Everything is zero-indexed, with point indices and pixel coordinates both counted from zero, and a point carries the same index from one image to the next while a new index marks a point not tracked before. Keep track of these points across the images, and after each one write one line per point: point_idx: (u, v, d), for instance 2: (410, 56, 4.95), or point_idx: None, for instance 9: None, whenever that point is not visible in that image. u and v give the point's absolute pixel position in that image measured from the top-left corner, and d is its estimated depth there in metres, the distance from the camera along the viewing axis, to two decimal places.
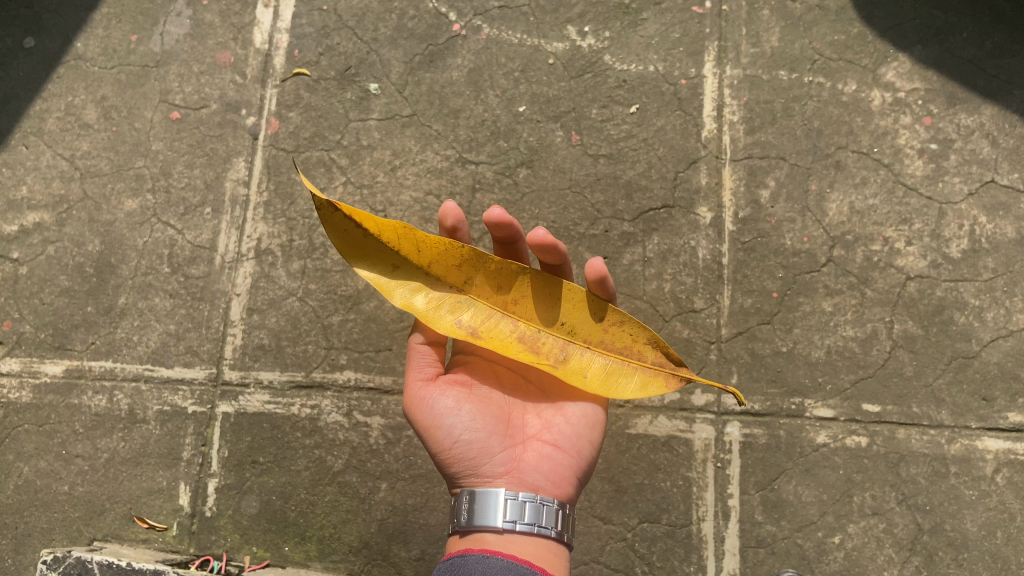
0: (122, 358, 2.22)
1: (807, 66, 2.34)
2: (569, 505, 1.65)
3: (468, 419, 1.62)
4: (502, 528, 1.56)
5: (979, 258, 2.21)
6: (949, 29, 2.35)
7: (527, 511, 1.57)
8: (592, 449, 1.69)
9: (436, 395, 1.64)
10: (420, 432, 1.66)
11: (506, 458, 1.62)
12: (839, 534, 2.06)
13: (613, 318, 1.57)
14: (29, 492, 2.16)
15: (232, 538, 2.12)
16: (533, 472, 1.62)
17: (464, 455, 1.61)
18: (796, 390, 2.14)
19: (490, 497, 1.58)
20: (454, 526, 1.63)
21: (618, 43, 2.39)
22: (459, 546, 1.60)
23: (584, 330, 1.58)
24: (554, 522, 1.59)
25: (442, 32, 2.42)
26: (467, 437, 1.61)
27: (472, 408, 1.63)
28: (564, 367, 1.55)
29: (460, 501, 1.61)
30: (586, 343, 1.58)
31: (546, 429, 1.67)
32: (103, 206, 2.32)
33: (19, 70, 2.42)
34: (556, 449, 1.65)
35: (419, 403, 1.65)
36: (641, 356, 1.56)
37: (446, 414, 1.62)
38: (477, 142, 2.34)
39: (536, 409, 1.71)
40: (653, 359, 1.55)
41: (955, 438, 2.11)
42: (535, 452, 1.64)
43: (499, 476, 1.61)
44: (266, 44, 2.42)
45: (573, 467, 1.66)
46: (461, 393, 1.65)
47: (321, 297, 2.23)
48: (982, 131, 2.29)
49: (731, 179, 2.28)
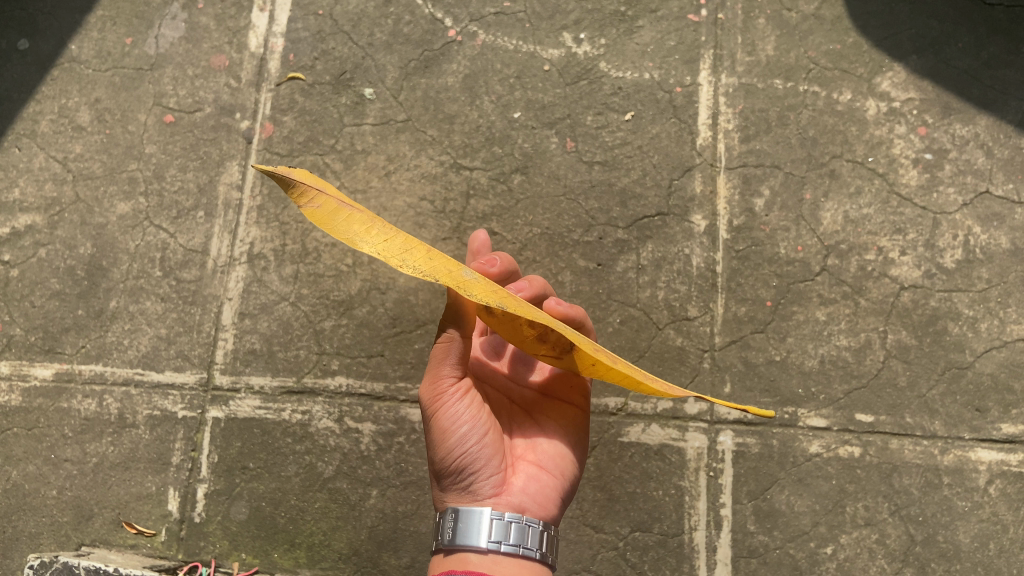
0: (113, 362, 2.20)
1: (802, 75, 2.34)
2: (553, 527, 1.64)
3: (484, 432, 1.62)
4: (485, 549, 1.54)
5: (973, 269, 2.20)
6: (945, 39, 2.35)
7: (512, 532, 1.56)
8: (577, 473, 1.71)
9: (458, 400, 1.62)
10: (431, 431, 1.64)
11: (500, 479, 1.62)
12: (831, 544, 2.05)
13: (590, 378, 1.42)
14: (16, 496, 2.14)
15: (221, 544, 2.10)
16: (521, 493, 1.61)
17: (467, 467, 1.60)
18: (789, 400, 2.13)
19: (476, 517, 1.57)
20: (437, 544, 1.62)
21: (613, 50, 2.38)
22: (442, 564, 1.59)
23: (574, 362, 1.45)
24: (539, 544, 1.58)
25: (437, 37, 2.42)
26: (475, 450, 1.60)
27: (487, 421, 1.64)
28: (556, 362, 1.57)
29: (445, 519, 1.61)
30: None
31: (535, 450, 1.69)
32: (95, 209, 2.31)
33: (13, 72, 2.42)
34: (541, 470, 1.66)
35: (441, 404, 1.62)
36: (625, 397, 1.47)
37: (465, 421, 1.61)
38: (471, 147, 2.34)
39: (526, 428, 1.72)
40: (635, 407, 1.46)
41: (948, 449, 2.10)
42: (523, 474, 1.64)
43: (490, 495, 1.60)
44: (260, 48, 2.41)
45: (560, 488, 1.67)
46: (480, 402, 1.65)
47: (313, 301, 2.23)
48: (977, 142, 2.29)
49: (726, 187, 2.28)
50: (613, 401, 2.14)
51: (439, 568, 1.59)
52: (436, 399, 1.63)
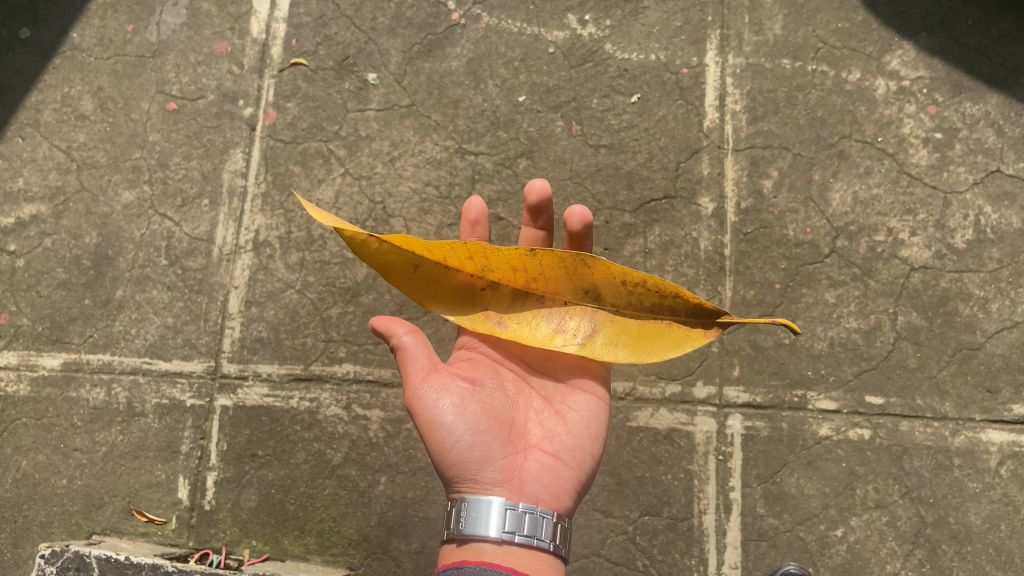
0: (121, 351, 2.20)
1: (810, 54, 2.31)
2: (566, 519, 1.65)
3: (472, 420, 1.60)
4: (499, 540, 1.56)
5: (984, 249, 2.18)
6: (955, 17, 2.31)
7: (525, 523, 1.57)
8: (590, 460, 1.69)
9: (440, 391, 1.61)
10: (422, 429, 1.64)
11: (504, 466, 1.61)
12: (841, 527, 2.05)
13: (634, 280, 1.42)
14: (27, 485, 2.15)
15: (231, 531, 2.11)
16: (533, 483, 1.62)
17: (465, 457, 1.60)
18: (798, 382, 2.12)
19: (490, 507, 1.58)
20: (449, 535, 1.63)
21: (619, 31, 2.36)
22: (455, 554, 1.61)
23: (606, 297, 1.48)
24: (552, 535, 1.60)
25: (441, 21, 2.39)
26: (470, 439, 1.59)
27: (475, 408, 1.61)
28: (590, 342, 1.49)
29: (456, 509, 1.61)
30: (613, 308, 1.48)
31: (548, 438, 1.67)
32: (100, 198, 2.30)
33: (15, 61, 2.40)
34: (557, 461, 1.65)
35: (422, 399, 1.61)
36: (674, 312, 1.42)
37: (449, 412, 1.60)
38: (476, 132, 2.32)
39: (538, 417, 1.70)
40: (688, 312, 1.42)
41: (959, 430, 2.09)
42: (536, 462, 1.64)
43: (497, 483, 1.60)
44: (263, 34, 2.39)
45: (573, 480, 1.66)
46: (464, 391, 1.63)
47: (320, 289, 2.22)
48: (988, 120, 2.26)
49: (734, 169, 2.26)
50: (621, 386, 2.13)
51: (452, 557, 1.60)
52: (416, 394, 1.63)
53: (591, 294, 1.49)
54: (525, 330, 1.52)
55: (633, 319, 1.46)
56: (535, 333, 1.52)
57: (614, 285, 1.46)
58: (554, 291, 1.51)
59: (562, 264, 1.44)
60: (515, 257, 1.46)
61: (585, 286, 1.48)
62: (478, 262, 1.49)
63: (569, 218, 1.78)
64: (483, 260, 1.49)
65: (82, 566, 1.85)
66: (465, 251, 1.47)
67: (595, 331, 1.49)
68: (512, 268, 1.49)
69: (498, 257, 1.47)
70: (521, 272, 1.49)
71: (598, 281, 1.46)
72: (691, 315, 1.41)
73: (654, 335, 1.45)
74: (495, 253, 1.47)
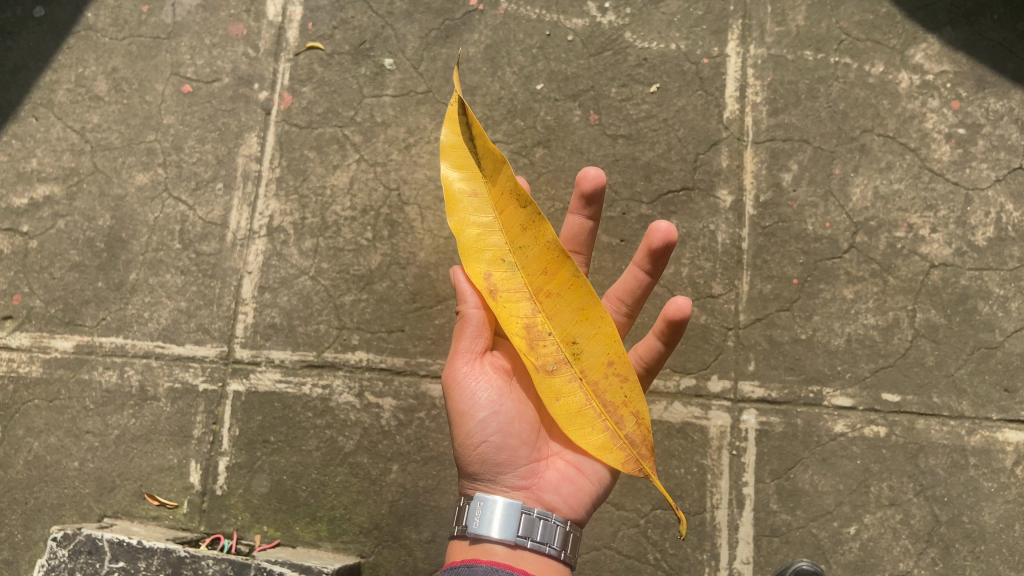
0: (134, 335, 2.20)
1: (833, 46, 2.28)
2: (578, 529, 1.65)
3: (505, 421, 1.60)
4: (511, 543, 1.56)
5: (1005, 247, 2.16)
6: (980, 10, 2.27)
7: (538, 528, 1.57)
8: (609, 476, 1.68)
9: (480, 382, 1.61)
10: (452, 413, 1.64)
11: (526, 472, 1.62)
12: (854, 524, 2.04)
13: (620, 369, 1.51)
14: (39, 467, 2.14)
15: (243, 516, 2.11)
16: (552, 493, 1.62)
17: (490, 458, 1.60)
18: (814, 378, 2.11)
19: (505, 510, 1.56)
20: (460, 531, 1.62)
21: (639, 20, 2.32)
22: (465, 553, 1.59)
23: (587, 361, 1.51)
24: (563, 543, 1.60)
25: (458, 6, 2.36)
26: (497, 440, 1.60)
27: (509, 408, 1.61)
28: (544, 376, 1.51)
29: (470, 507, 1.60)
30: (582, 374, 1.51)
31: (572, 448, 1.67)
32: (113, 179, 2.29)
33: (28, 40, 2.38)
34: (577, 473, 1.65)
35: (460, 383, 1.61)
36: (622, 420, 1.52)
37: (484, 407, 1.59)
38: (493, 120, 2.30)
39: None
40: (631, 432, 1.51)
41: (975, 429, 2.07)
42: (556, 472, 1.65)
43: (517, 488, 1.61)
44: (279, 17, 2.37)
45: (590, 495, 1.66)
46: (501, 385, 1.62)
47: (333, 276, 2.22)
48: (1012, 116, 2.23)
49: (753, 162, 2.23)
50: None
51: (462, 555, 1.59)
52: (454, 377, 1.62)
53: (576, 347, 1.51)
54: (509, 319, 1.51)
55: (591, 396, 1.51)
56: (515, 329, 1.50)
57: (600, 360, 1.51)
58: (553, 315, 1.51)
59: (586, 301, 1.50)
60: (555, 267, 1.50)
61: (580, 337, 1.51)
62: (525, 238, 1.50)
63: (652, 233, 1.66)
64: (529, 243, 1.50)
65: (95, 549, 1.85)
66: (528, 223, 1.50)
67: (555, 371, 1.51)
68: (544, 268, 1.50)
69: (546, 253, 1.50)
70: (549, 277, 1.50)
71: (597, 342, 1.51)
72: (626, 436, 1.51)
73: (586, 421, 1.51)
74: (547, 246, 1.49)
